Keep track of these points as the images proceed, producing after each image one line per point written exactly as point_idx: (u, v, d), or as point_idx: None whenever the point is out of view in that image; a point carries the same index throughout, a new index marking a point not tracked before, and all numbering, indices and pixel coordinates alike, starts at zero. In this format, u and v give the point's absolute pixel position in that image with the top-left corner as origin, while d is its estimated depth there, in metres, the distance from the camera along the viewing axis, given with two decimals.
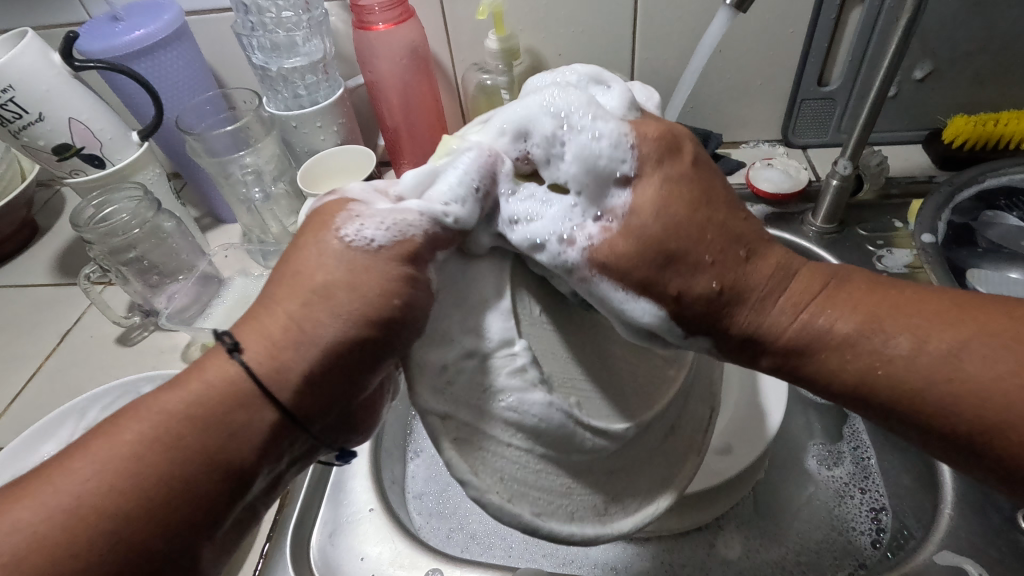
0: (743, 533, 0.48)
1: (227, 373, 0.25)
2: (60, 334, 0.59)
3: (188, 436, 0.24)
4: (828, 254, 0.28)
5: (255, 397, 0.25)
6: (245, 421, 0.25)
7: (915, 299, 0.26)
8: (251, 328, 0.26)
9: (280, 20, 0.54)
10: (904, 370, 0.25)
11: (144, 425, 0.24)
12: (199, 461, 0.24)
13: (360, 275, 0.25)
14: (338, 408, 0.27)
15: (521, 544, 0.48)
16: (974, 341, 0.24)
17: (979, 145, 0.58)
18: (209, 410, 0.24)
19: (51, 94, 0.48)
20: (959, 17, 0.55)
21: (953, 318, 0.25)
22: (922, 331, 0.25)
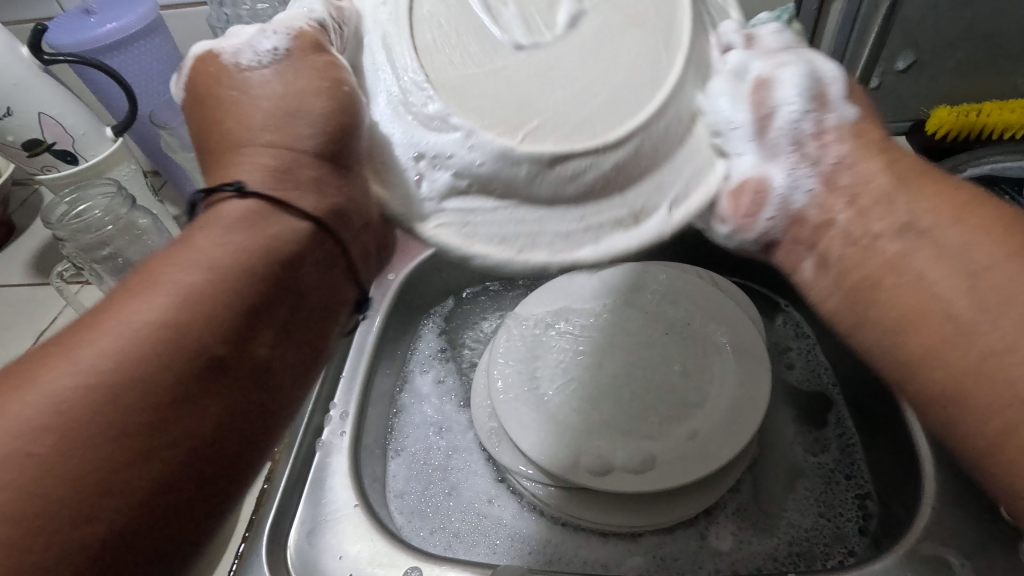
0: (734, 525, 0.47)
1: (245, 210, 0.26)
2: (35, 335, 0.58)
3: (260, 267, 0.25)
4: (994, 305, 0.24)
5: (278, 215, 0.26)
6: (285, 244, 0.26)
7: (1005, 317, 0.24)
8: (221, 173, 0.28)
9: (255, 13, 0.53)
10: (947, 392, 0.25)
11: (194, 259, 0.24)
12: (246, 283, 0.24)
13: (296, 93, 0.28)
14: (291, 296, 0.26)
15: (506, 539, 0.47)
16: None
17: (963, 136, 0.58)
18: (270, 241, 0.25)
19: (20, 87, 0.48)
20: (940, 8, 0.55)
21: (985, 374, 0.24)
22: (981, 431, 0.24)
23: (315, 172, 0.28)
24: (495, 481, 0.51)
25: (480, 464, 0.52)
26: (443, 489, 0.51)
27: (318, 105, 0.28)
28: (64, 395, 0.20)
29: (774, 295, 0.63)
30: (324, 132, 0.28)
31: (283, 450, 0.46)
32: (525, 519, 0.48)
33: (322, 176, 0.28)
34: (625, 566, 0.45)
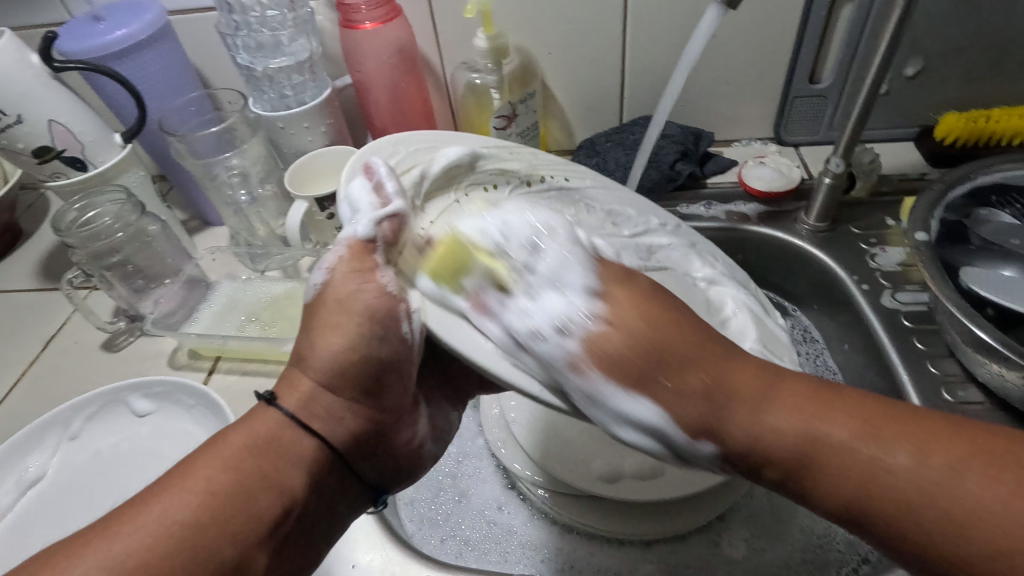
0: (747, 532, 0.47)
1: (277, 420, 0.33)
2: (43, 341, 0.58)
3: (278, 481, 0.31)
4: (886, 443, 0.25)
5: (301, 432, 0.33)
6: (280, 478, 0.31)
7: (897, 427, 0.26)
8: (288, 389, 0.34)
9: (264, 19, 0.53)
10: (882, 504, 0.25)
11: (213, 462, 0.31)
12: (258, 491, 0.30)
13: (272, 423, 0.33)
14: (376, 441, 0.37)
15: (518, 547, 0.47)
16: (932, 471, 0.24)
17: (971, 142, 0.58)
18: (259, 460, 0.31)
19: (30, 95, 0.47)
20: (950, 13, 0.55)
21: (926, 462, 0.25)
22: (988, 497, 0.23)
23: (413, 419, 0.40)
24: (505, 488, 0.51)
25: (490, 470, 0.52)
26: (453, 496, 0.51)
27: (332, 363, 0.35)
28: (181, 522, 0.28)
29: (782, 300, 0.64)
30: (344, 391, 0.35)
31: None
32: (535, 527, 0.48)
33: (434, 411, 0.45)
34: (639, 572, 0.45)
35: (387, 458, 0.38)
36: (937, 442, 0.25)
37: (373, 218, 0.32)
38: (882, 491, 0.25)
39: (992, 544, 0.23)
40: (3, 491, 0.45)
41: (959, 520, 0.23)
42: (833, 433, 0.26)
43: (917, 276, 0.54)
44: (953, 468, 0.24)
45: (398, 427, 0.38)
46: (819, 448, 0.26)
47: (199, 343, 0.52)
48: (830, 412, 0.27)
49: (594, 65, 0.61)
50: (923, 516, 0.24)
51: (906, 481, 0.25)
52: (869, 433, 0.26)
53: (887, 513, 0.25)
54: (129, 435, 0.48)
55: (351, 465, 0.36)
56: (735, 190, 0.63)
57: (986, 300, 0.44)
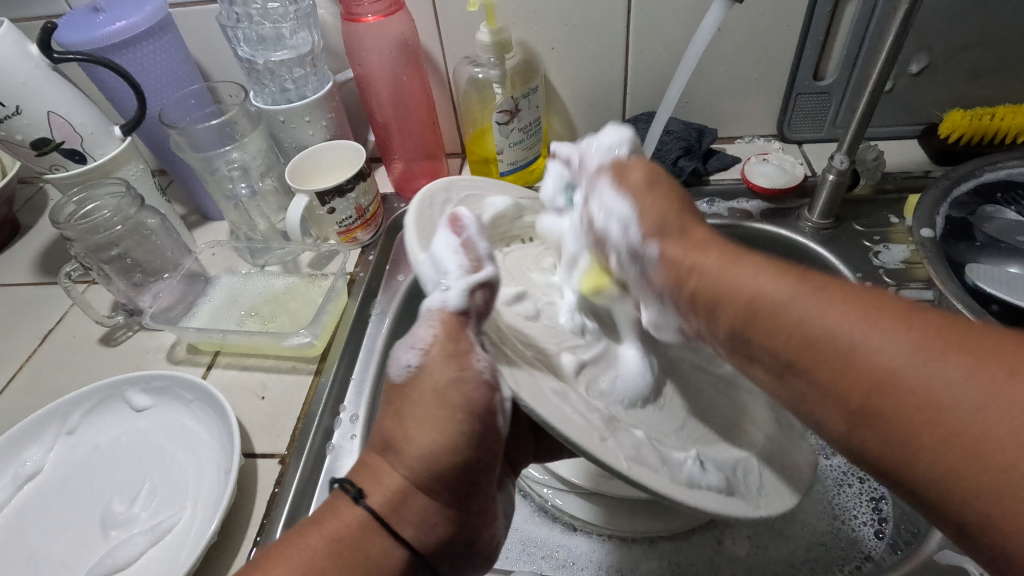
0: (750, 529, 0.47)
1: (360, 519, 0.29)
2: (40, 335, 0.58)
3: (375, 574, 0.28)
4: (858, 328, 0.24)
5: (382, 533, 0.29)
6: (380, 553, 0.29)
7: (896, 322, 0.23)
8: (373, 479, 0.30)
9: (265, 11, 0.53)
10: (908, 432, 0.22)
11: (305, 559, 0.27)
12: None
13: (346, 523, 0.29)
14: (463, 546, 0.32)
15: (519, 543, 0.47)
16: (953, 390, 0.21)
17: (975, 139, 0.58)
18: (351, 538, 0.29)
19: (29, 86, 0.47)
20: (956, 9, 0.54)
21: (919, 348, 0.22)
22: (930, 375, 0.22)
23: (434, 511, 0.30)
24: None
25: None
26: None
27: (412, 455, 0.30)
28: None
29: None
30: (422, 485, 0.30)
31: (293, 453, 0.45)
32: (536, 523, 0.48)
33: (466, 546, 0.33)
34: (641, 570, 0.45)
35: (467, 563, 0.33)
36: (938, 348, 0.22)
37: (465, 286, 0.32)
38: (893, 380, 0.22)
39: (883, 364, 0.23)
40: (1, 484, 0.45)
41: (928, 404, 0.21)
42: (852, 343, 0.24)
43: (921, 273, 0.54)
44: (920, 351, 0.22)
45: (478, 536, 0.33)
46: (811, 344, 0.25)
47: (198, 337, 0.52)
48: (827, 294, 0.26)
49: (597, 60, 0.61)
50: (949, 444, 0.21)
51: (874, 367, 0.23)
52: (841, 321, 0.24)
53: (872, 410, 0.23)
54: (127, 430, 0.48)
55: (437, 567, 0.31)
56: (738, 187, 0.63)
57: (992, 296, 0.43)
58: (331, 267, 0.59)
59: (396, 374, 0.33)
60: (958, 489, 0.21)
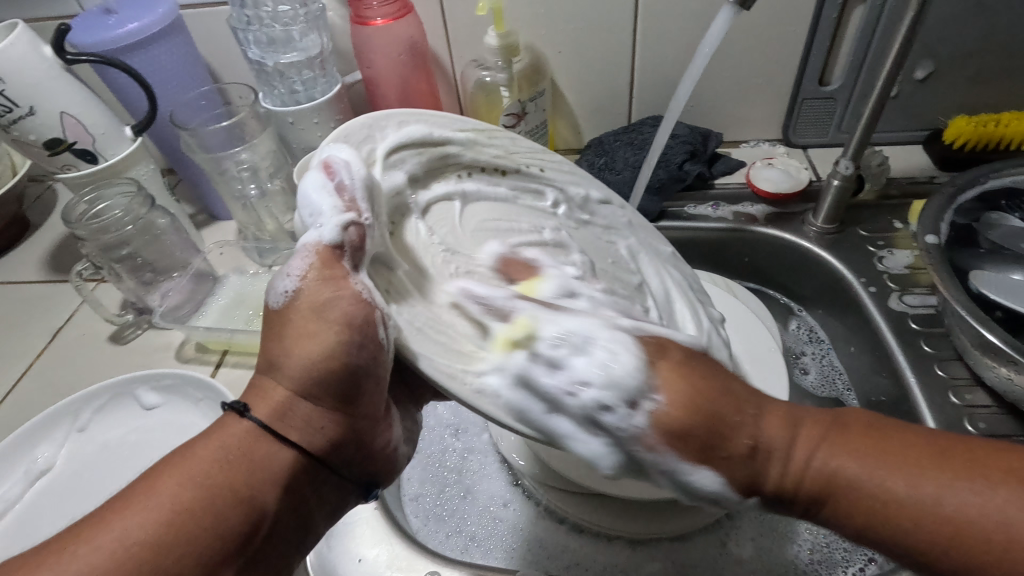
0: (754, 532, 0.47)
1: (247, 430, 0.28)
2: (50, 333, 0.59)
3: (222, 491, 0.26)
4: (864, 479, 0.25)
5: (268, 441, 0.28)
6: (259, 481, 0.27)
7: (853, 452, 0.25)
8: (260, 396, 0.29)
9: (276, 14, 0.54)
10: (928, 543, 0.24)
11: (181, 475, 0.26)
12: (232, 498, 0.26)
13: (251, 446, 0.28)
14: (354, 450, 0.31)
15: (524, 544, 0.47)
16: (959, 492, 0.23)
17: (980, 145, 0.58)
18: (238, 457, 0.27)
19: (42, 87, 0.47)
20: (962, 16, 0.55)
21: (887, 468, 0.25)
22: (946, 501, 0.23)
23: (310, 407, 0.29)
24: (510, 485, 0.51)
25: (495, 467, 0.52)
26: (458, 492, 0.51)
27: (299, 360, 0.28)
28: (135, 552, 0.24)
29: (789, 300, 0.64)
30: (308, 386, 0.29)
31: None
32: (540, 523, 0.48)
33: (358, 453, 0.31)
34: (646, 571, 0.45)
35: (357, 467, 0.32)
36: (909, 462, 0.24)
37: (341, 222, 0.28)
38: (866, 504, 0.25)
39: (866, 495, 0.25)
40: (12, 482, 0.45)
41: (954, 526, 0.23)
42: (846, 476, 0.25)
43: (924, 279, 0.54)
44: (879, 467, 0.25)
45: (377, 428, 0.32)
46: (841, 491, 0.25)
47: (207, 336, 0.52)
48: (843, 450, 0.25)
49: (604, 64, 0.61)
50: (991, 561, 0.23)
51: (904, 504, 0.24)
52: (844, 469, 0.25)
53: (865, 523, 0.25)
54: (137, 427, 0.48)
55: (333, 469, 0.30)
56: (743, 190, 0.63)
57: (995, 303, 0.44)
58: None
59: (275, 299, 0.30)
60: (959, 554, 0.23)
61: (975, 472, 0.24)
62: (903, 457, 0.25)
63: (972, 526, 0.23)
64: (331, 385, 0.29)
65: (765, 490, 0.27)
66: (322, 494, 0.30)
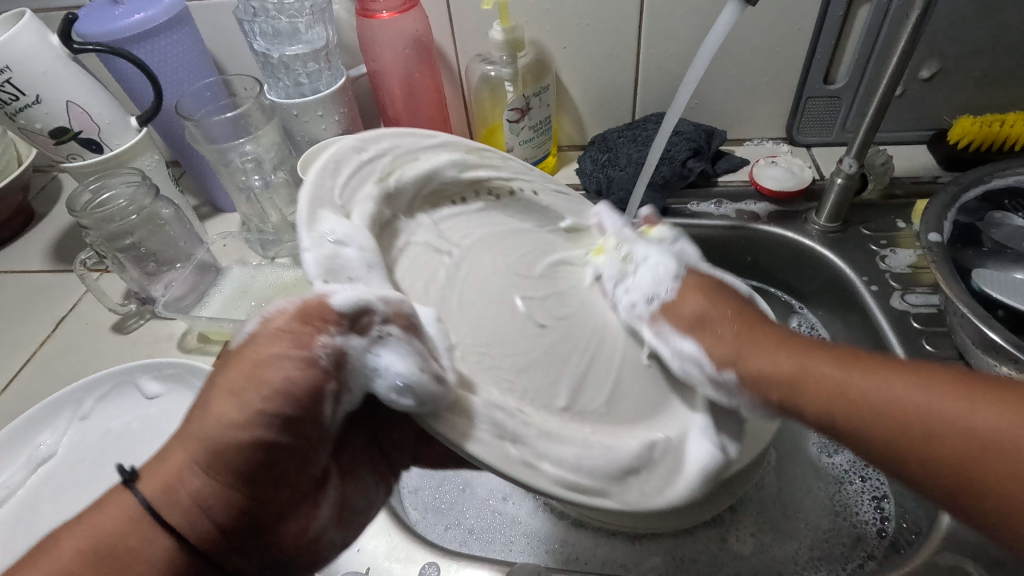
0: (754, 528, 0.47)
1: (129, 510, 0.28)
2: (54, 322, 0.59)
3: (96, 567, 0.27)
4: (837, 369, 0.30)
5: (151, 521, 0.28)
6: (140, 549, 0.27)
7: (898, 368, 0.28)
8: (157, 474, 0.28)
9: (282, 6, 0.53)
10: (908, 435, 0.26)
11: (72, 547, 0.27)
12: (114, 569, 0.27)
13: (132, 532, 0.27)
14: (253, 533, 0.30)
15: (523, 537, 0.48)
16: (990, 418, 0.24)
17: (985, 146, 0.58)
18: (119, 533, 0.27)
19: (49, 76, 0.48)
20: (968, 15, 0.55)
21: (930, 386, 0.27)
22: (923, 401, 0.26)
23: (206, 495, 0.28)
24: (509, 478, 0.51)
25: None
26: (457, 485, 0.51)
27: (227, 418, 0.28)
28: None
29: (790, 298, 0.64)
30: (238, 452, 0.28)
31: None
32: (539, 518, 0.48)
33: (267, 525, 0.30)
34: (645, 567, 0.45)
35: (263, 556, 0.31)
36: (972, 393, 0.25)
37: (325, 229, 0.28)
38: (913, 415, 0.26)
39: (906, 407, 0.27)
40: (15, 468, 0.46)
41: (986, 442, 0.24)
42: (860, 389, 0.28)
43: (927, 278, 0.54)
44: (941, 391, 0.26)
45: (288, 517, 0.31)
46: (909, 422, 0.26)
47: (210, 327, 0.52)
48: (867, 366, 0.29)
49: (608, 60, 0.61)
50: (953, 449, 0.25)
51: (892, 403, 0.27)
52: (864, 388, 0.28)
53: (897, 433, 0.27)
54: (139, 416, 0.49)
55: (223, 559, 0.29)
56: (746, 188, 0.63)
57: (997, 302, 0.44)
58: None
59: (236, 339, 0.30)
60: (931, 456, 0.26)
61: (962, 388, 0.26)
62: (875, 367, 0.29)
63: (1004, 444, 0.24)
64: (232, 463, 0.28)
65: (744, 377, 0.32)
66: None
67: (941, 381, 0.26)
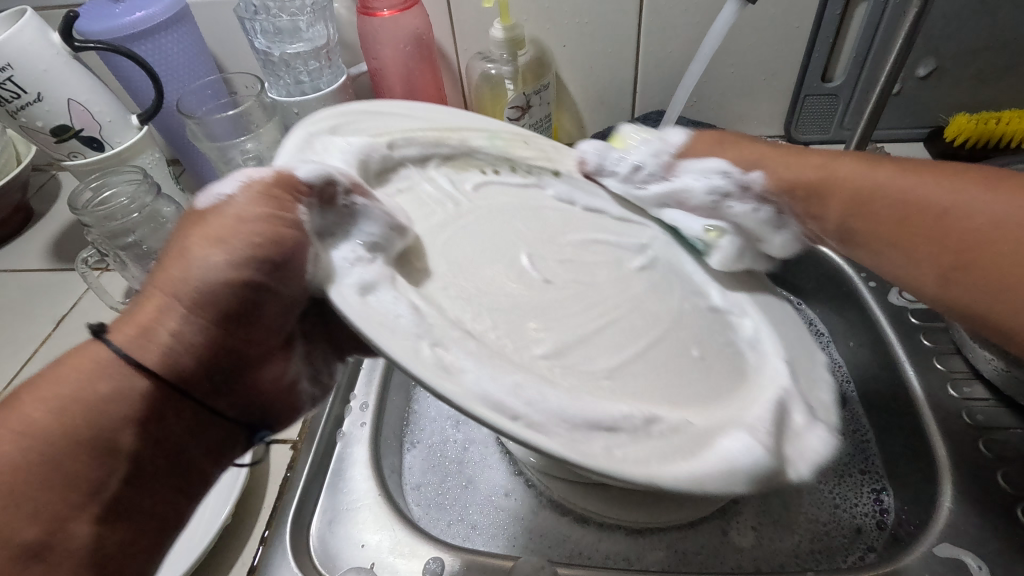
0: (756, 521, 0.48)
1: (110, 358, 0.29)
2: (55, 320, 0.59)
3: (72, 430, 0.28)
4: (907, 182, 0.32)
5: (132, 370, 0.29)
6: (121, 393, 0.29)
7: (977, 184, 0.30)
8: (131, 322, 0.30)
9: (283, 4, 0.53)
10: (960, 247, 0.29)
11: (29, 422, 0.28)
12: (70, 438, 0.28)
13: (122, 384, 0.29)
14: (225, 381, 0.32)
15: (526, 532, 0.48)
16: (1021, 242, 0.27)
17: (981, 143, 0.58)
18: (93, 400, 0.29)
19: (50, 74, 0.48)
20: (963, 14, 0.55)
21: (983, 191, 0.29)
22: (1000, 213, 0.28)
23: (170, 327, 0.30)
24: (512, 474, 0.51)
25: (496, 457, 0.53)
26: (460, 482, 0.51)
27: (211, 257, 0.29)
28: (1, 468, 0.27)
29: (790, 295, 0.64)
30: (212, 298, 0.29)
31: (305, 438, 0.47)
32: (543, 514, 0.49)
33: (233, 376, 0.32)
34: (647, 560, 0.45)
35: (244, 398, 0.33)
36: (1006, 188, 0.29)
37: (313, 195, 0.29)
38: (919, 207, 0.31)
39: (985, 215, 0.29)
40: None
41: (1001, 234, 0.28)
42: (942, 208, 0.31)
43: None
44: (1002, 194, 0.29)
45: (261, 360, 0.33)
46: (917, 222, 0.31)
47: None
48: (914, 175, 0.32)
49: (607, 58, 0.62)
50: (999, 285, 0.28)
51: (976, 223, 0.29)
52: (946, 205, 0.30)
53: (957, 259, 0.30)
54: None
55: (209, 406, 0.32)
56: None
57: None
58: None
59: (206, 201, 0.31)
60: (966, 274, 0.29)
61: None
62: (972, 176, 0.30)
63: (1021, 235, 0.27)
64: (214, 302, 0.30)
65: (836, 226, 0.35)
66: (194, 432, 0.32)
67: (928, 223, 0.31)
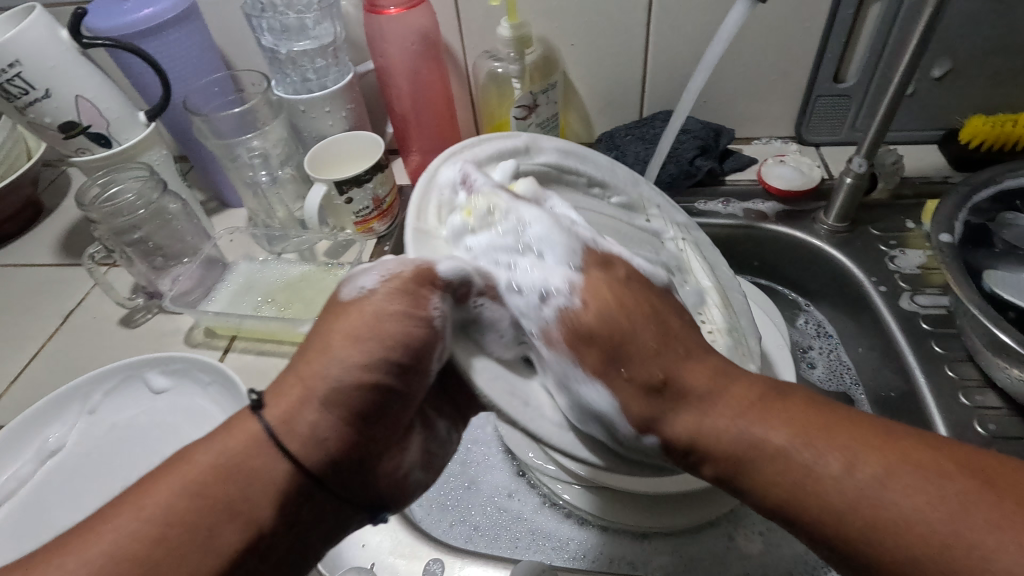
0: (762, 526, 0.47)
1: (255, 433, 0.29)
2: (62, 315, 0.59)
3: (204, 496, 0.28)
4: (779, 438, 0.29)
5: (268, 450, 0.29)
6: (255, 469, 0.29)
7: (908, 474, 0.26)
8: (279, 397, 0.30)
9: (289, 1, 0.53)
10: (853, 536, 0.26)
11: (177, 482, 0.28)
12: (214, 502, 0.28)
13: (242, 460, 0.29)
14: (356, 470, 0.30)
15: (528, 534, 0.48)
16: (967, 516, 0.24)
17: (996, 146, 0.57)
18: (233, 461, 0.29)
19: (57, 70, 0.48)
20: (980, 15, 0.54)
21: (860, 459, 0.27)
22: (837, 479, 0.27)
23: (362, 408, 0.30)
24: (515, 475, 0.51)
25: (499, 458, 0.53)
26: (462, 482, 0.51)
27: (357, 353, 0.29)
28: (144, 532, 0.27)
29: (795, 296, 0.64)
30: (355, 367, 0.29)
31: None
32: (545, 514, 0.49)
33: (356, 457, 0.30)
34: (650, 567, 0.44)
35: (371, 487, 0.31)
36: (892, 454, 0.27)
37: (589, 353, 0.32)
38: (882, 517, 0.26)
39: (854, 507, 0.26)
40: (24, 461, 0.46)
41: (903, 522, 0.25)
42: (841, 480, 0.27)
43: (936, 279, 0.54)
44: (881, 480, 0.26)
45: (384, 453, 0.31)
46: (875, 525, 0.26)
47: (216, 321, 0.53)
48: (767, 417, 0.29)
49: (615, 58, 0.61)
50: (912, 533, 0.25)
51: (850, 503, 0.26)
52: (888, 505, 0.26)
53: (882, 551, 0.26)
54: (145, 409, 0.49)
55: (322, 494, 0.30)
56: (754, 188, 0.63)
57: (1008, 303, 0.43)
58: (347, 256, 0.61)
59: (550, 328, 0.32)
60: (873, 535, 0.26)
61: (886, 459, 0.27)
62: (821, 437, 0.28)
63: (899, 523, 0.25)
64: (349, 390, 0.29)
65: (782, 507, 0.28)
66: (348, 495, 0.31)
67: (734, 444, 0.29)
